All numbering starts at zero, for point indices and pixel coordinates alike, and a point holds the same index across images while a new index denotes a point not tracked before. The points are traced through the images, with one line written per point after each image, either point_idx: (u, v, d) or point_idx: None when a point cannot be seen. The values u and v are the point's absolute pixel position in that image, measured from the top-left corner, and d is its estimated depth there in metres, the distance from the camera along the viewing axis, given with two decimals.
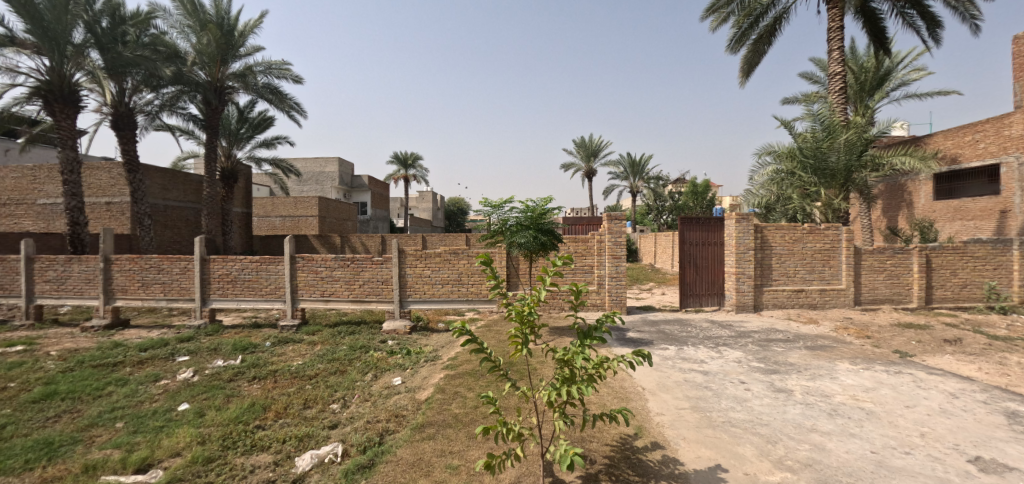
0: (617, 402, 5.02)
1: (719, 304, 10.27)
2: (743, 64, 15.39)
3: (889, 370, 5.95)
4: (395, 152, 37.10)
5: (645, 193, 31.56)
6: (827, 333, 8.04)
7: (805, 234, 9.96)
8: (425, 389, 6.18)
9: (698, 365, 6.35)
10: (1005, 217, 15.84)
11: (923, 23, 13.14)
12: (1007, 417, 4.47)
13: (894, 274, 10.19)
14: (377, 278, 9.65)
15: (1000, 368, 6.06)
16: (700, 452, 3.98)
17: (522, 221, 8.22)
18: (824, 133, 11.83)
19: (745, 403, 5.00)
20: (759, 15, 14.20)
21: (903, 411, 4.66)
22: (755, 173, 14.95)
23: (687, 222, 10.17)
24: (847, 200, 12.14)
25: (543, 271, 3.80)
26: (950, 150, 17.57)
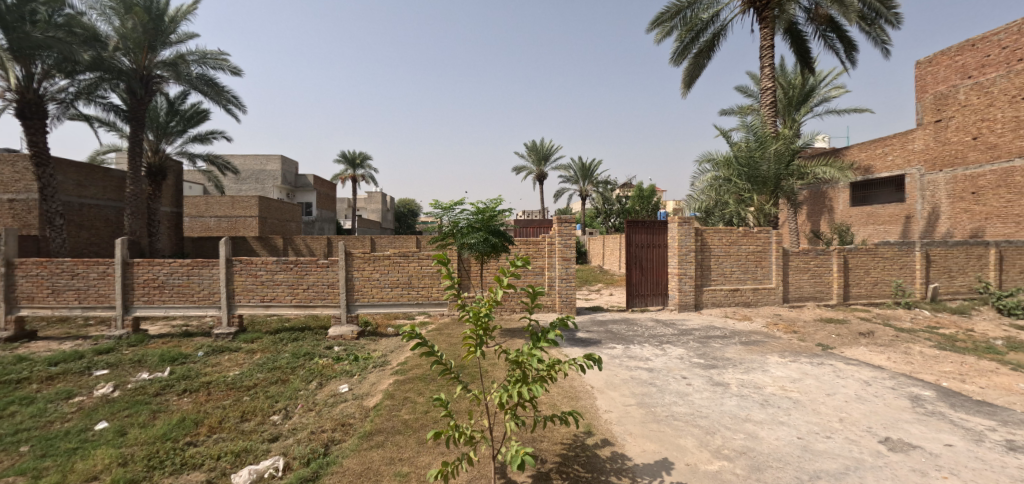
0: (567, 402, 5.12)
1: (662, 303, 10.71)
2: (685, 76, 16.21)
3: (812, 362, 6.45)
4: (342, 151, 35.95)
5: (595, 197, 32.38)
6: (760, 329, 8.60)
7: (741, 237, 10.61)
8: (374, 395, 6.00)
9: (644, 363, 6.60)
10: (909, 222, 17.76)
11: (841, 46, 14.44)
12: (911, 401, 4.97)
13: (817, 273, 11.06)
14: (323, 282, 9.28)
15: (904, 356, 6.75)
16: (646, 446, 4.13)
17: (473, 222, 8.19)
18: (757, 143, 12.71)
19: (687, 397, 5.24)
20: (700, 30, 15.01)
21: (825, 399, 5.05)
22: (695, 179, 15.78)
23: (633, 225, 10.52)
24: (777, 205, 13.06)
25: (501, 272, 3.77)
26: (863, 162, 19.34)
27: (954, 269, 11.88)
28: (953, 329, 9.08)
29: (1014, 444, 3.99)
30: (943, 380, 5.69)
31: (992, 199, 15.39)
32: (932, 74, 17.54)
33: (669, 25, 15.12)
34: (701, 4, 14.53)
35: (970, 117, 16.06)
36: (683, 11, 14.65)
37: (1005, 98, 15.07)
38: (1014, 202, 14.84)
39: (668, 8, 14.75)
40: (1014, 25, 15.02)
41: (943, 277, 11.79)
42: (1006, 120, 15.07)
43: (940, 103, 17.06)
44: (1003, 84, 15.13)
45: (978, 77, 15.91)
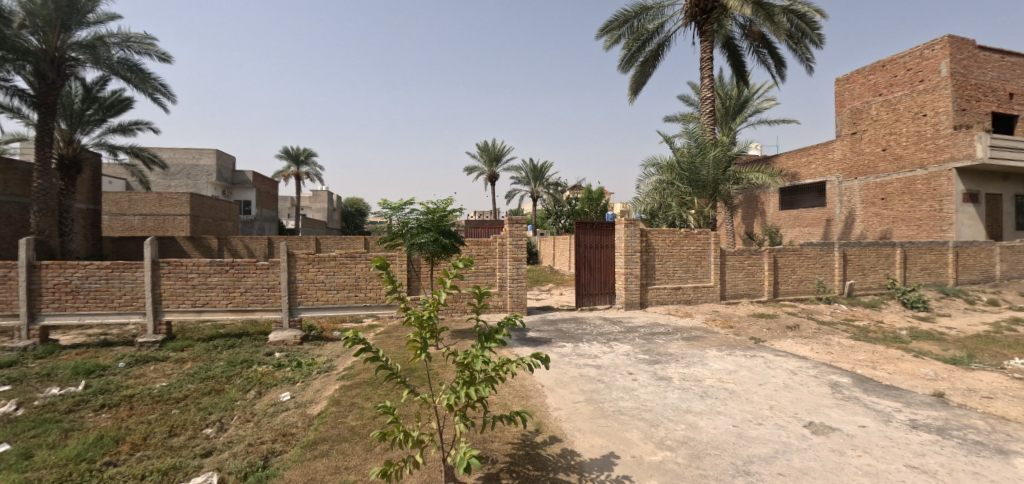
0: (517, 401, 5.14)
1: (610, 302, 11.00)
2: (632, 83, 16.81)
3: (746, 354, 6.88)
4: (285, 147, 34.30)
5: (546, 198, 32.90)
6: (700, 325, 9.06)
7: (682, 238, 11.13)
8: (318, 403, 5.75)
9: (592, 360, 6.76)
10: (830, 224, 19.34)
11: (772, 61, 15.52)
12: (831, 387, 5.42)
13: (750, 272, 11.81)
14: (262, 285, 8.79)
15: (825, 347, 7.35)
16: (594, 441, 4.23)
17: (423, 223, 8.06)
18: (698, 149, 13.43)
19: (633, 392, 5.42)
20: (646, 40, 15.63)
21: (758, 389, 5.39)
22: (641, 182, 16.37)
23: (582, 226, 10.75)
24: (715, 208, 13.83)
25: (444, 274, 3.74)
26: (790, 169, 20.88)
27: (867, 267, 13.08)
28: (865, 321, 10.01)
29: (916, 422, 4.45)
30: (857, 368, 6.25)
31: (898, 204, 17.08)
32: (848, 91, 19.25)
33: (618, 33, 15.60)
34: (647, 15, 15.13)
35: (880, 131, 17.82)
36: (630, 20, 15.18)
37: (908, 115, 16.88)
38: (916, 208, 16.57)
39: (616, 16, 15.22)
40: (916, 50, 16.83)
41: (858, 274, 12.96)
42: (909, 134, 16.85)
43: (856, 117, 18.79)
44: (907, 102, 16.93)
45: (887, 95, 17.68)
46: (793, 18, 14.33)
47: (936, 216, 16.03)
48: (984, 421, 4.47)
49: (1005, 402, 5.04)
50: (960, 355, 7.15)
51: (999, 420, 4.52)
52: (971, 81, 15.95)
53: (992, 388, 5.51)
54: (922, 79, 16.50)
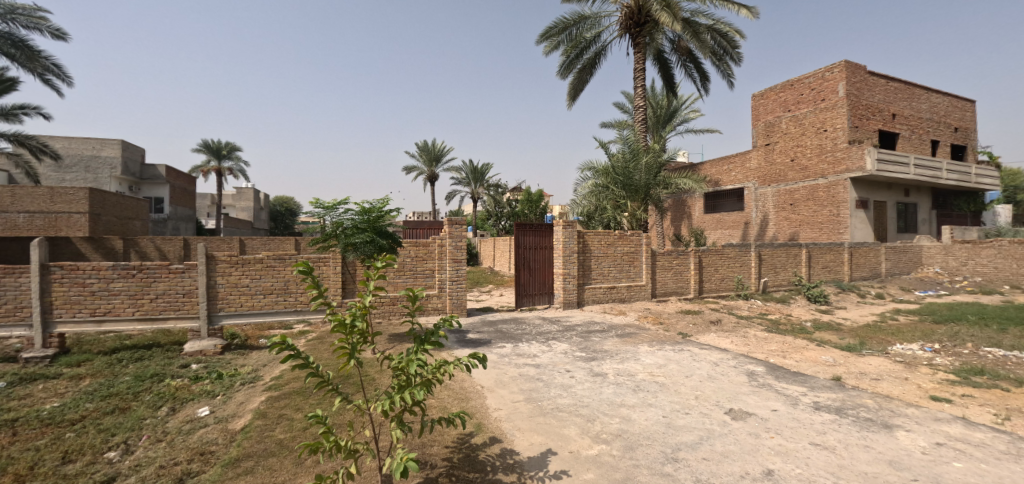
0: (457, 403, 5.10)
1: (548, 302, 11.20)
2: (570, 89, 17.30)
3: (674, 349, 7.28)
4: (203, 139, 31.72)
5: (486, 199, 32.97)
6: (633, 322, 9.49)
7: (617, 239, 11.60)
8: (242, 417, 5.34)
9: (531, 359, 6.84)
10: (747, 227, 20.94)
11: (697, 75, 16.61)
12: (748, 376, 5.87)
13: (678, 271, 12.55)
14: (176, 290, 8.05)
15: (743, 339, 7.97)
16: (533, 439, 4.28)
17: (358, 223, 7.76)
18: (631, 155, 14.11)
19: (570, 389, 5.56)
20: (584, 48, 16.16)
21: (685, 380, 5.72)
22: (578, 185, 16.83)
23: (522, 228, 10.87)
24: (647, 211, 14.56)
25: (367, 276, 3.66)
26: (713, 176, 22.47)
27: (778, 266, 14.35)
28: (777, 315, 10.98)
29: (819, 404, 4.93)
30: (770, 357, 6.83)
31: (804, 209, 18.93)
32: (762, 106, 21.01)
33: (557, 39, 15.97)
34: (584, 24, 15.65)
35: (789, 143, 19.65)
36: (569, 28, 15.60)
37: (812, 130, 18.77)
38: (819, 213, 18.45)
39: (556, 23, 15.58)
40: (819, 72, 18.72)
41: (771, 272, 14.18)
42: (813, 147, 18.72)
43: (769, 130, 20.57)
44: (811, 117, 18.80)
45: (795, 111, 19.52)
46: (716, 36, 15.44)
47: (835, 220, 17.94)
48: (873, 400, 5.05)
49: (888, 382, 5.73)
50: (853, 343, 8.04)
51: (885, 398, 5.13)
52: (863, 102, 18.02)
53: (879, 370, 6.24)
54: (824, 98, 18.39)
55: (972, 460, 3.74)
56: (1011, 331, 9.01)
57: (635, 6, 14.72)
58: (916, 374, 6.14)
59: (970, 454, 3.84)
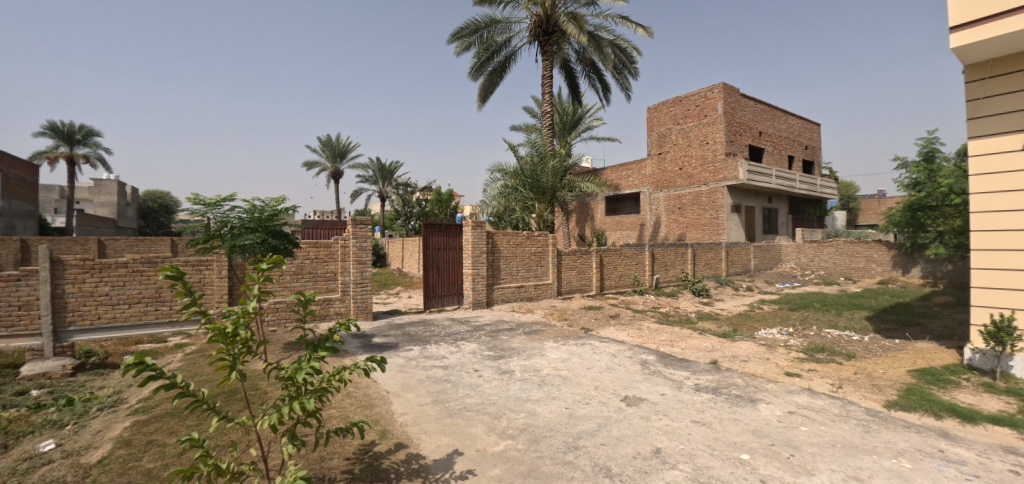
0: (360, 411, 4.86)
1: (458, 303, 11.15)
2: (481, 91, 17.38)
3: (577, 343, 7.64)
4: (50, 121, 26.79)
5: (395, 199, 32.17)
6: (540, 320, 9.80)
7: (525, 240, 11.90)
8: (99, 447, 4.57)
9: (439, 361, 6.75)
10: (642, 228, 22.78)
11: (599, 86, 17.63)
12: (642, 365, 6.36)
13: (582, 270, 13.22)
14: (9, 303, 6.68)
15: (638, 331, 8.62)
16: (440, 441, 4.21)
17: (246, 222, 7.05)
18: (538, 158, 14.57)
19: (478, 388, 5.57)
20: (494, 52, 16.34)
21: (586, 372, 6.03)
22: (488, 186, 16.99)
23: (431, 228, 10.71)
24: (553, 212, 15.16)
25: (248, 281, 3.34)
26: (614, 180, 24.11)
27: (668, 263, 15.74)
28: (667, 308, 12.06)
29: (699, 386, 5.48)
30: (660, 346, 7.46)
31: (690, 212, 21.01)
32: (655, 118, 22.88)
33: (468, 40, 15.96)
34: (495, 28, 15.85)
35: (678, 153, 21.68)
36: (480, 30, 15.70)
37: (697, 142, 20.90)
38: (702, 216, 20.60)
39: (468, 24, 15.56)
40: (702, 91, 20.87)
41: (662, 270, 15.52)
42: (697, 157, 20.87)
43: (661, 140, 22.52)
44: (696, 131, 20.92)
45: (683, 124, 21.59)
46: (616, 51, 16.54)
47: (715, 222, 20.14)
48: (742, 379, 5.75)
49: (754, 363, 6.55)
50: (728, 330, 9.07)
51: (751, 377, 5.87)
52: (737, 120, 20.48)
53: (746, 353, 7.14)
54: (706, 114, 20.55)
55: (815, 424, 4.42)
56: (845, 315, 10.82)
57: (543, 16, 15.24)
58: (776, 354, 7.11)
59: (813, 419, 4.52)
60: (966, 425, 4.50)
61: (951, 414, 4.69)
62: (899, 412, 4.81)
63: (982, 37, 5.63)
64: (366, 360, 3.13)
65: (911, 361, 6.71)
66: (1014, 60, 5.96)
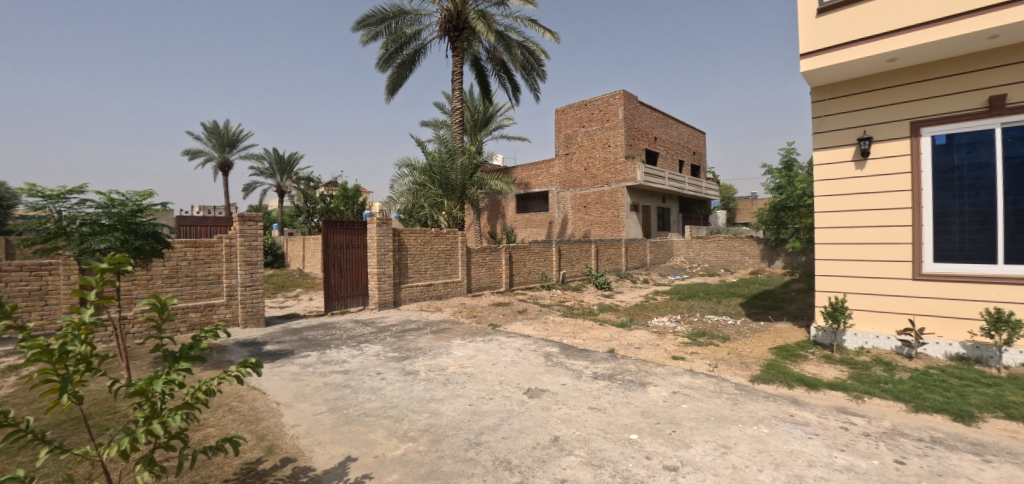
0: (243, 426, 4.40)
1: (362, 304, 10.62)
2: (388, 83, 16.73)
3: (485, 339, 7.67)
4: None
5: (295, 194, 29.93)
6: (448, 318, 9.70)
7: (433, 238, 11.70)
8: None
9: (339, 366, 6.37)
10: (551, 225, 23.60)
11: (509, 86, 17.86)
12: (545, 357, 6.55)
13: (492, 266, 13.33)
14: None
15: (544, 325, 8.90)
16: (335, 451, 3.95)
17: (101, 219, 5.79)
18: (447, 155, 14.44)
19: (379, 392, 5.34)
20: (403, 44, 15.80)
21: (491, 368, 6.07)
22: (396, 182, 16.45)
23: (331, 226, 10.08)
24: (462, 210, 15.10)
25: (85, 286, 2.83)
26: (523, 179, 24.68)
27: (574, 259, 16.50)
28: (572, 301, 12.63)
29: (596, 374, 5.79)
30: (564, 338, 7.78)
31: (594, 211, 22.18)
32: (563, 120, 23.75)
33: (374, 30, 15.24)
34: (404, 19, 15.34)
35: (583, 154, 22.77)
36: (388, 20, 15.08)
37: (600, 145, 22.11)
38: (604, 214, 21.84)
39: (374, 13, 14.87)
40: (605, 97, 22.09)
41: (568, 265, 16.21)
42: (600, 159, 22.06)
43: (568, 142, 23.51)
44: (600, 134, 22.12)
45: (588, 127, 22.73)
46: (525, 52, 16.85)
47: (615, 220, 21.48)
48: (635, 365, 6.18)
49: (646, 349, 7.07)
50: (626, 320, 9.71)
51: (643, 362, 6.32)
52: (635, 126, 22.01)
53: (640, 340, 7.70)
54: (608, 119, 21.82)
55: (694, 401, 4.87)
56: (723, 302, 12.16)
57: (453, 11, 15.06)
58: (665, 340, 7.77)
59: (692, 396, 4.99)
60: (811, 391, 5.28)
61: (800, 383, 5.47)
62: (761, 384, 5.49)
63: (828, 63, 6.57)
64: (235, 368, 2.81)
65: (772, 340, 7.72)
66: (847, 85, 7.07)
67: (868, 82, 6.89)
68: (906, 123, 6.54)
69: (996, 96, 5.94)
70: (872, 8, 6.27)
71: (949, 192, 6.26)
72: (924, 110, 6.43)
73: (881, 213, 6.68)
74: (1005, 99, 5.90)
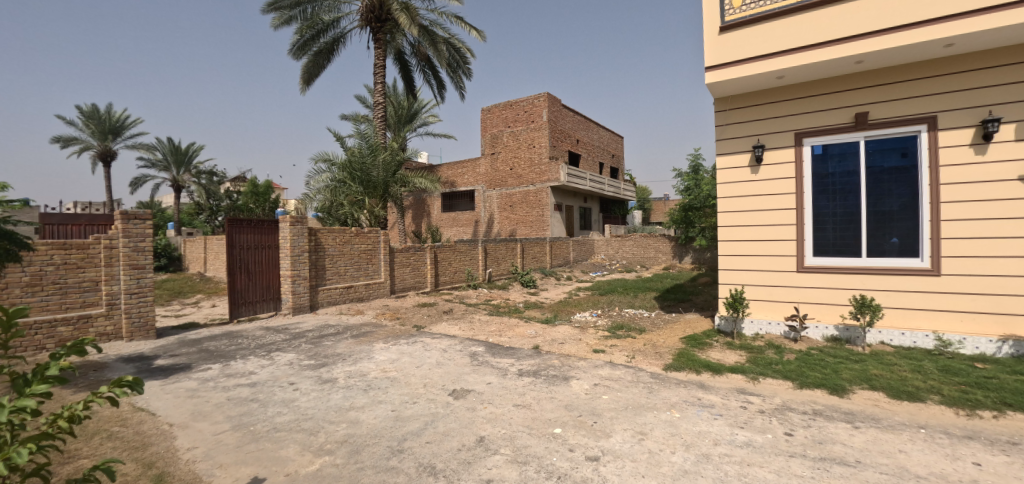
0: (126, 454, 3.85)
1: (274, 309, 9.82)
2: (304, 72, 15.68)
3: (409, 342, 7.44)
4: None
5: (194, 189, 27.10)
6: (370, 321, 9.28)
7: (353, 237, 11.16)
8: None
9: (245, 378, 5.82)
10: (477, 225, 23.57)
11: (434, 82, 17.53)
12: (471, 357, 6.49)
13: (416, 267, 13.01)
14: None
15: (470, 325, 8.85)
16: (239, 473, 3.60)
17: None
18: (368, 150, 13.85)
19: (292, 404, 4.95)
20: (320, 31, 14.90)
21: (415, 371, 5.90)
22: (312, 178, 15.48)
23: (237, 224, 9.24)
24: (385, 208, 14.56)
25: None
26: (449, 177, 24.40)
27: (500, 258, 16.62)
28: (498, 300, 12.70)
29: (521, 371, 5.84)
30: (490, 337, 7.78)
31: (520, 210, 22.50)
32: (488, 119, 23.82)
33: (288, 13, 14.25)
34: (322, 5, 14.46)
35: (508, 154, 23.00)
36: (303, 4, 14.12)
37: (525, 145, 22.47)
38: (529, 213, 22.24)
39: None
40: (529, 98, 22.46)
41: (494, 264, 16.30)
42: (525, 159, 22.42)
43: (494, 141, 23.63)
44: (525, 135, 22.48)
45: (513, 128, 23.00)
46: (451, 49, 16.59)
47: (540, 219, 21.96)
48: (558, 360, 6.33)
49: (569, 344, 7.28)
50: (550, 317, 9.95)
51: (566, 357, 6.50)
52: (558, 128, 22.66)
53: (563, 335, 7.92)
54: (533, 120, 22.26)
55: (613, 391, 5.09)
56: (638, 296, 12.91)
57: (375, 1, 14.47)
58: (587, 334, 8.07)
59: (612, 387, 5.21)
60: (715, 376, 5.76)
61: (706, 369, 5.93)
62: (672, 372, 5.88)
63: (729, 76, 7.18)
64: (122, 384, 2.43)
65: (682, 330, 8.32)
66: (744, 98, 7.78)
67: (762, 96, 7.63)
68: (792, 134, 7.35)
69: (861, 113, 6.85)
70: (765, 29, 6.95)
71: (825, 195, 7.12)
72: (805, 123, 7.26)
73: (771, 213, 7.45)
74: (868, 116, 6.83)
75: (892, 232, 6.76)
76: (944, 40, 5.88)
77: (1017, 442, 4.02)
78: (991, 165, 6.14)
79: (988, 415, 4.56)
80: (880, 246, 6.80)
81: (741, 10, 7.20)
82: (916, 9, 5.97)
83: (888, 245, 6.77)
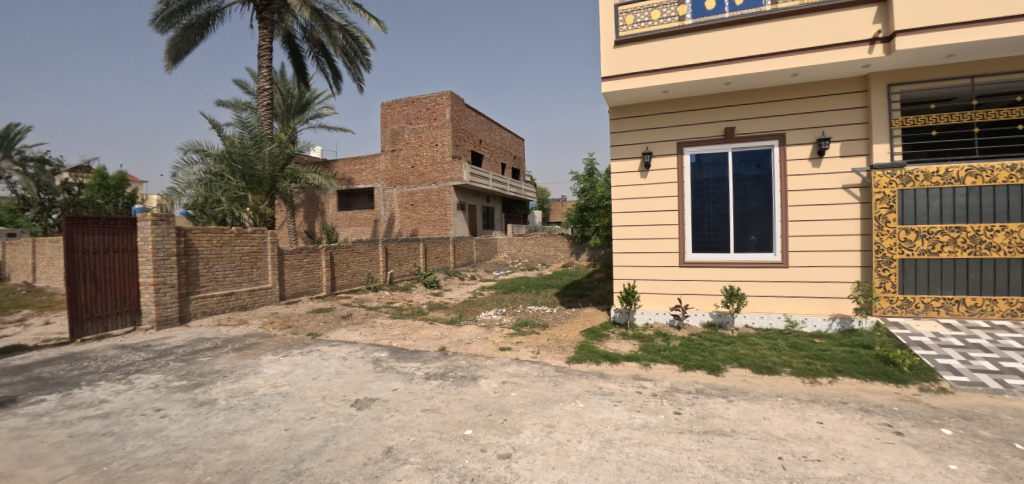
0: None
1: (133, 323, 8.38)
2: (170, 48, 13.66)
3: (303, 352, 6.84)
4: None
5: (17, 180, 22.20)
6: (255, 331, 8.37)
7: (234, 238, 10.01)
8: None
9: (95, 408, 4.89)
10: (376, 224, 22.55)
11: (329, 71, 16.37)
12: (374, 364, 6.17)
13: (309, 269, 12.03)
14: None
15: (372, 329, 8.42)
16: None
17: None
18: (252, 142, 12.48)
19: (160, 434, 4.26)
20: (191, 2, 13.08)
21: (311, 383, 5.44)
22: (181, 171, 13.58)
23: (76, 224, 7.78)
24: (272, 206, 13.24)
25: None
26: (345, 174, 23.02)
27: (401, 258, 16.08)
28: (400, 302, 12.26)
29: (428, 374, 5.68)
30: (393, 341, 7.46)
31: (422, 209, 22.01)
32: (388, 115, 22.93)
33: None
34: None
35: (410, 152, 22.37)
36: None
37: (427, 143, 22.02)
38: (432, 213, 21.83)
39: None
40: (432, 95, 22.05)
41: (395, 264, 15.73)
42: (427, 157, 21.98)
43: (394, 138, 22.82)
44: (427, 133, 22.04)
45: (415, 125, 22.41)
46: (348, 38, 15.61)
47: (443, 218, 21.68)
48: (466, 360, 6.28)
49: (476, 344, 7.26)
50: (456, 317, 9.86)
51: (473, 357, 6.47)
52: (461, 127, 22.57)
53: (470, 335, 7.88)
54: (435, 118, 21.89)
55: (522, 387, 5.18)
56: (541, 293, 13.36)
57: None
58: (493, 333, 8.13)
59: (520, 384, 5.30)
60: (613, 365, 6.15)
61: (605, 359, 6.31)
62: (575, 364, 6.15)
63: (622, 87, 7.71)
64: None
65: (582, 324, 8.78)
66: (635, 108, 8.42)
67: (649, 107, 8.32)
68: (674, 144, 8.13)
69: (729, 128, 7.81)
70: (653, 46, 7.59)
71: (701, 198, 8.00)
72: (685, 134, 8.08)
73: (657, 214, 8.18)
74: (734, 130, 7.81)
75: (751, 231, 7.80)
76: (790, 69, 6.93)
77: (846, 402, 4.88)
78: (824, 175, 7.38)
79: (826, 382, 5.48)
80: (743, 242, 7.82)
81: (634, 28, 7.79)
82: (770, 41, 6.96)
83: (748, 242, 7.81)
